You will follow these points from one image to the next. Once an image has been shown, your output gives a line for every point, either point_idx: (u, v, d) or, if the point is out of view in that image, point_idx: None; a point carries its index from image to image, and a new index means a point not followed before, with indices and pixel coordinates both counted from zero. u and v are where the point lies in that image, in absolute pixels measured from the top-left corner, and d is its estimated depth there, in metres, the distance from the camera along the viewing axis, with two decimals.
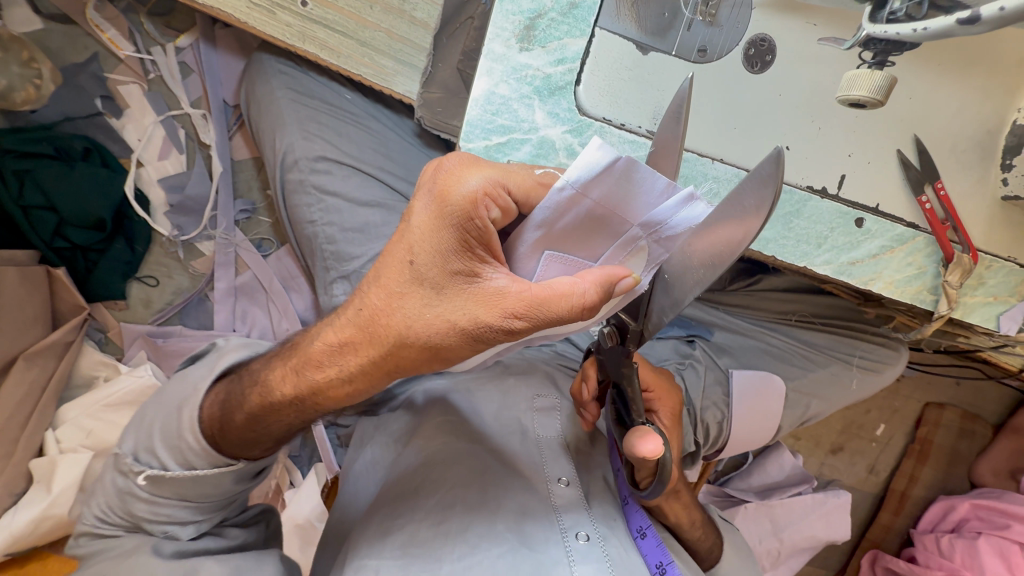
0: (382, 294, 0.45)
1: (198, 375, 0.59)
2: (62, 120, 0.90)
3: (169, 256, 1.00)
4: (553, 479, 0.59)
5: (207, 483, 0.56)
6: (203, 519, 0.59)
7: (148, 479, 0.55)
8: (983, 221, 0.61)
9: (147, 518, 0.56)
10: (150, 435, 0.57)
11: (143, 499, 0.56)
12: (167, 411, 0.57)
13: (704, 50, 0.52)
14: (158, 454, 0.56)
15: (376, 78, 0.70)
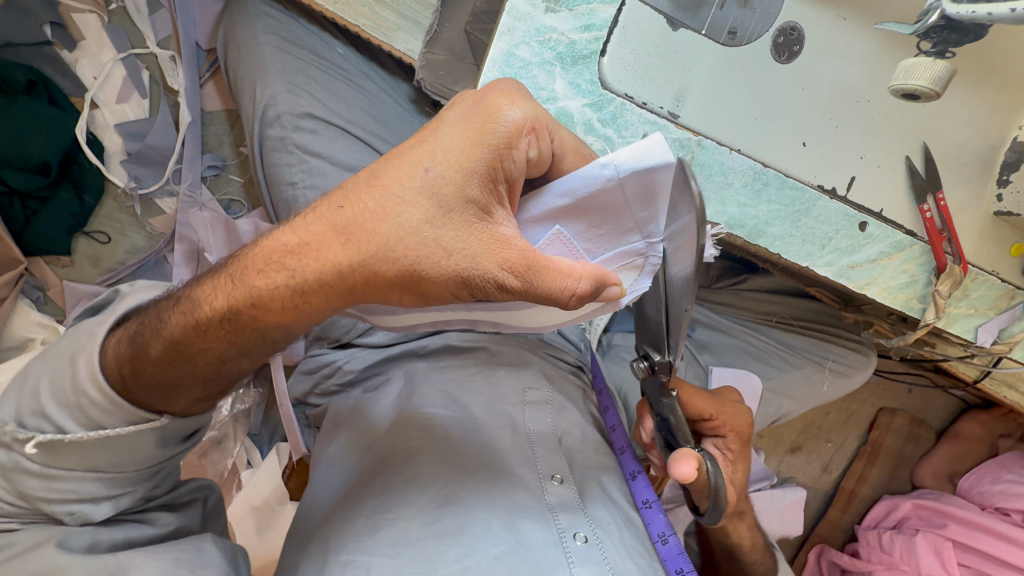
0: (379, 195, 0.39)
1: (93, 322, 0.51)
2: (3, 46, 0.79)
3: (124, 211, 0.90)
4: (546, 476, 0.58)
5: (125, 450, 0.49)
6: (123, 493, 0.52)
7: (39, 446, 0.47)
8: (974, 234, 0.63)
9: (42, 496, 0.48)
10: (37, 396, 0.49)
11: (35, 474, 0.48)
12: (57, 361, 0.50)
13: (734, 33, 0.50)
14: (49, 416, 0.48)
15: (375, 31, 0.65)
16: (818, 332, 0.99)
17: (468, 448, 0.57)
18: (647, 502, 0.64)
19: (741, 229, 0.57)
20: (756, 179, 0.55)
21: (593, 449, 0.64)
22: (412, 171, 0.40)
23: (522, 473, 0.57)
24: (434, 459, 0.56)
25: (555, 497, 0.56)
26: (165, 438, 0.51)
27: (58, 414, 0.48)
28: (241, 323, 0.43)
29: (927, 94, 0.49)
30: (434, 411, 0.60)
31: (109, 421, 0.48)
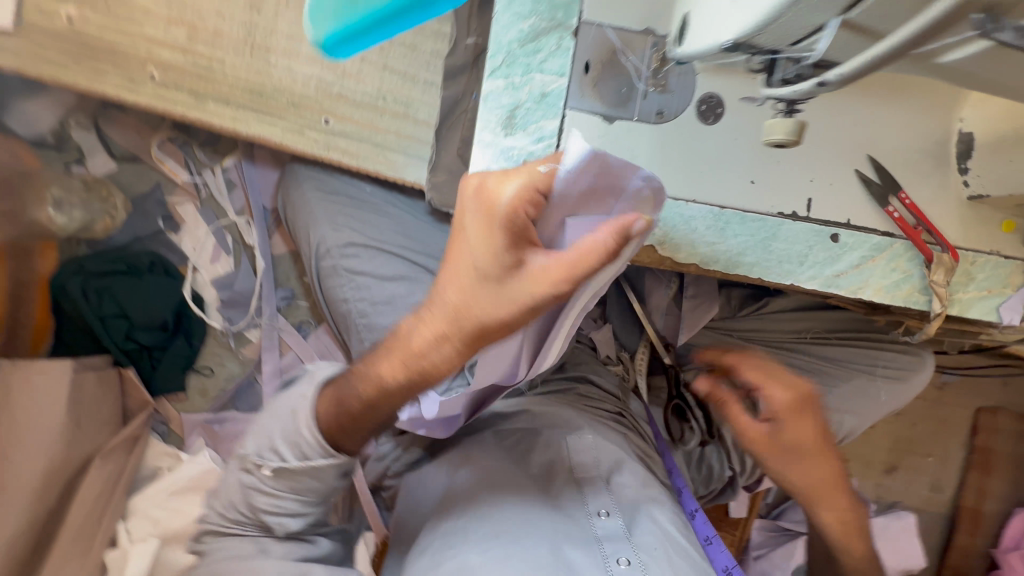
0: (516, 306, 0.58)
1: (299, 391, 0.67)
2: (133, 241, 1.04)
3: (222, 346, 1.11)
4: (595, 513, 0.64)
5: (315, 477, 0.63)
6: (307, 513, 0.67)
7: (269, 470, 0.63)
8: (954, 222, 0.66)
9: (265, 508, 0.65)
10: (270, 436, 0.64)
11: (264, 492, 0.64)
12: (283, 416, 0.65)
13: (660, 113, 0.61)
14: (278, 449, 0.63)
15: (389, 171, 0.80)
16: (859, 342, 0.99)
17: (518, 490, 0.65)
18: (708, 539, 0.72)
19: (716, 264, 0.65)
20: (717, 221, 0.63)
21: (645, 483, 0.68)
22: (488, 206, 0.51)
23: (569, 509, 0.64)
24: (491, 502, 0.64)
25: (599, 528, 0.64)
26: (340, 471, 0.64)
27: (284, 451, 0.63)
28: (414, 371, 0.56)
29: (791, 144, 0.52)
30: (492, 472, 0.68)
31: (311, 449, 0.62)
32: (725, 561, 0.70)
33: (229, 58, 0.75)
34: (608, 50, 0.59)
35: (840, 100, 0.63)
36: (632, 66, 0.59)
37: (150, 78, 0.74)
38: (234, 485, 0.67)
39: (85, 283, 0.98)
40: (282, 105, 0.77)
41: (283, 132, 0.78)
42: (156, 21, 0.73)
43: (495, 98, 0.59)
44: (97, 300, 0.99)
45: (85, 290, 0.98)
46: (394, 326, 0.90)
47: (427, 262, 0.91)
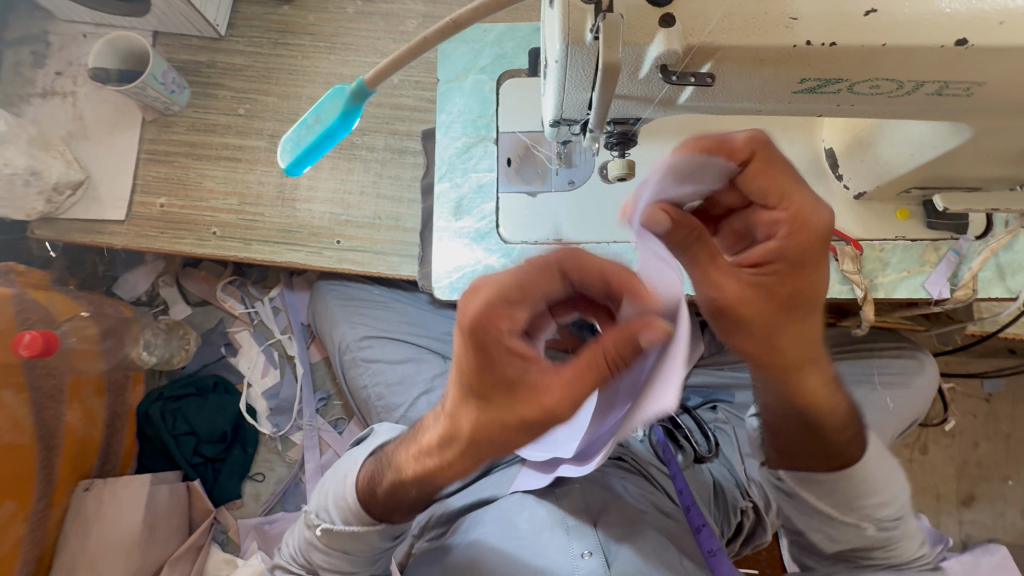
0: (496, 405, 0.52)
1: (354, 457, 0.83)
2: (201, 367, 1.27)
3: (272, 451, 1.26)
4: (578, 554, 0.78)
5: (360, 539, 0.77)
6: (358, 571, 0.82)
7: (324, 531, 0.78)
8: (851, 219, 0.76)
9: (324, 563, 0.81)
10: (327, 499, 0.80)
11: (321, 548, 0.80)
12: (338, 481, 0.80)
13: (572, 181, 0.77)
14: (333, 513, 0.78)
15: (389, 271, 1.00)
16: (850, 352, 1.01)
17: (513, 549, 0.80)
18: (711, 547, 0.86)
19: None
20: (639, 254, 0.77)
21: (626, 526, 0.81)
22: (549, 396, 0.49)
23: (557, 557, 0.78)
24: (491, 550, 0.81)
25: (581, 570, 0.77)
26: (382, 536, 0.78)
27: (334, 512, 0.78)
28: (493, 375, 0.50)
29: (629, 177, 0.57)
30: (489, 531, 0.83)
31: (357, 521, 0.76)
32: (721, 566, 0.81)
33: (267, 211, 1.03)
34: (523, 147, 0.79)
35: None
36: (543, 155, 0.78)
37: (213, 235, 1.02)
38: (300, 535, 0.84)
39: (164, 406, 1.21)
40: (305, 236, 1.02)
41: (306, 255, 1.01)
42: (218, 196, 1.03)
43: (444, 196, 0.80)
44: (172, 421, 1.20)
45: (163, 412, 1.20)
46: (407, 402, 1.03)
47: (431, 342, 1.09)
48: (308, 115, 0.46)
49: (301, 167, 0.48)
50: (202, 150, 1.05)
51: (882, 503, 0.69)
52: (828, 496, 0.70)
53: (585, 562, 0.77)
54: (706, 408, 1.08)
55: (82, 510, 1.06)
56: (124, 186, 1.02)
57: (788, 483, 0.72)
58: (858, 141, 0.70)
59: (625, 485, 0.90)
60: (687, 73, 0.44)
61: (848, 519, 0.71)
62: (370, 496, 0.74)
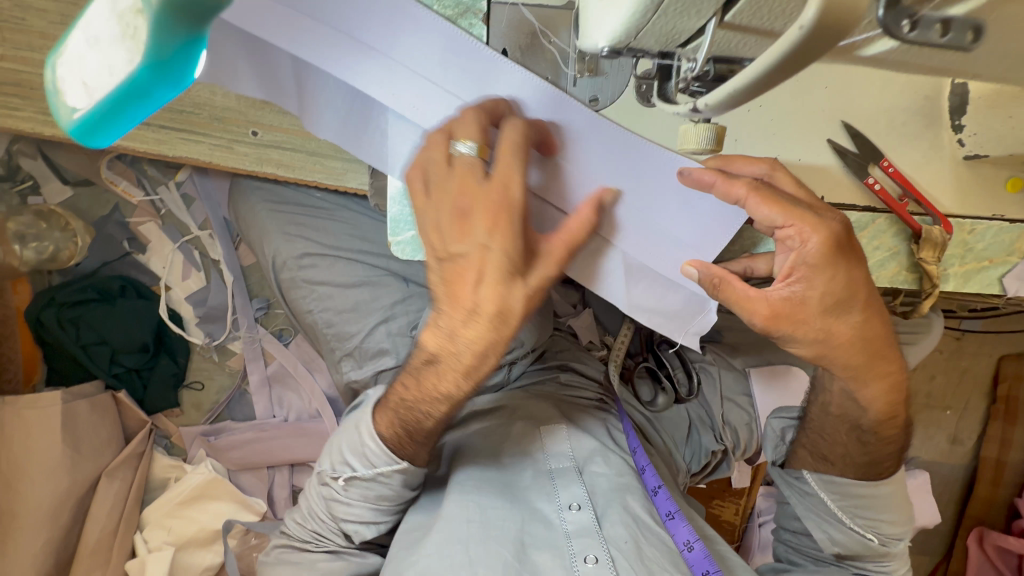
0: (456, 272, 0.51)
1: (355, 418, 0.67)
2: (102, 266, 1.03)
3: (207, 360, 1.12)
4: (565, 506, 0.72)
5: (386, 487, 0.66)
6: (381, 522, 0.71)
7: (345, 480, 0.66)
8: (950, 187, 0.57)
9: (343, 518, 0.68)
10: (341, 449, 0.67)
11: (341, 502, 0.68)
12: (348, 429, 0.68)
13: (595, 100, 0.54)
14: (349, 461, 0.66)
15: (330, 180, 0.75)
16: None
17: (499, 486, 0.74)
18: (670, 514, 0.75)
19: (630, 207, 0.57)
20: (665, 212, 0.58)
21: (613, 475, 0.76)
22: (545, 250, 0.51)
23: (541, 506, 0.73)
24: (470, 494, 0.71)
25: (572, 527, 0.70)
26: (406, 482, 0.66)
27: (352, 459, 0.65)
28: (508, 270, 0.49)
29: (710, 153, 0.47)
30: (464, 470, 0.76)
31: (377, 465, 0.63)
32: (667, 506, 0.76)
33: None
34: (527, 35, 0.53)
35: None
36: (557, 49, 0.53)
37: None
38: (314, 495, 0.71)
39: (59, 313, 0.99)
40: (205, 120, 0.72)
41: (212, 149, 0.73)
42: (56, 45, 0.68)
43: None
44: (76, 331, 0.99)
45: (61, 321, 0.99)
46: (361, 333, 0.88)
47: (389, 265, 0.90)
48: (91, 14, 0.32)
49: (96, 134, 0.35)
50: None
51: (893, 523, 0.70)
52: (847, 500, 0.70)
53: (573, 516, 0.71)
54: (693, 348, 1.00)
55: None
56: None
57: (808, 481, 0.73)
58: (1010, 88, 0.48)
59: (615, 431, 0.86)
60: (904, 13, 0.29)
61: (854, 527, 0.70)
62: (392, 438, 0.62)
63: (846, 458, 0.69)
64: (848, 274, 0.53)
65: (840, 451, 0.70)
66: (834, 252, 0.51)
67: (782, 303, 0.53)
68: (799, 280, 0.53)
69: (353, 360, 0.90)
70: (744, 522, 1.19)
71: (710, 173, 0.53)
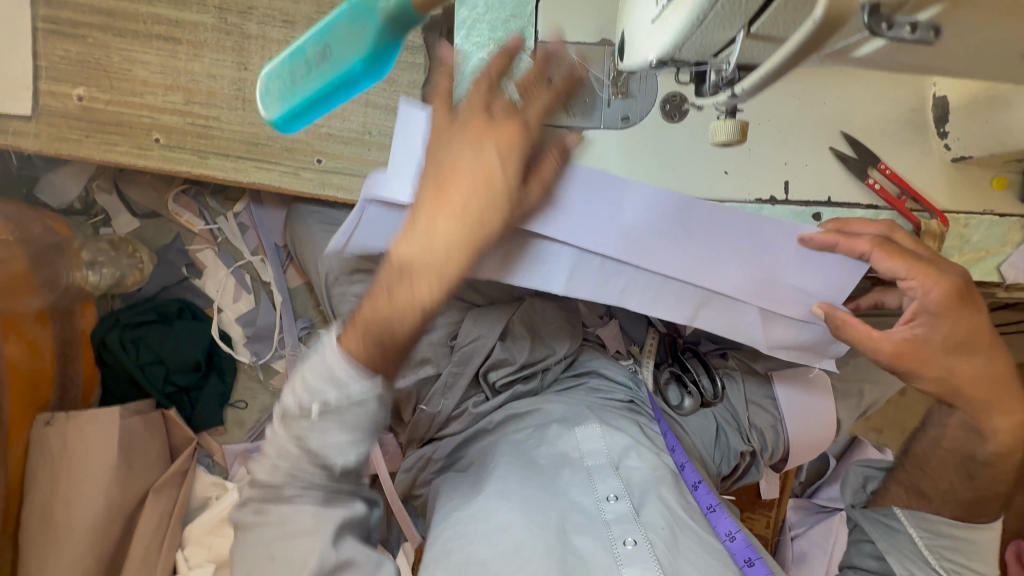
0: (434, 230, 0.53)
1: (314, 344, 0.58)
2: (160, 290, 1.11)
3: (252, 379, 1.18)
4: (603, 498, 0.76)
5: (369, 417, 0.58)
6: (367, 449, 0.62)
7: (317, 415, 0.56)
8: (943, 186, 0.65)
9: (317, 452, 0.58)
10: (304, 379, 0.57)
11: (311, 439, 0.58)
12: (313, 360, 0.57)
13: (626, 117, 0.63)
14: (313, 389, 0.56)
15: None
16: None
17: (540, 483, 0.78)
18: (711, 507, 0.83)
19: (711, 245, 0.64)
20: None
21: (648, 469, 0.80)
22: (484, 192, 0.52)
23: (581, 499, 0.76)
24: (514, 487, 0.76)
25: (611, 514, 0.74)
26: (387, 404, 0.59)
27: (318, 385, 0.56)
28: (444, 271, 0.53)
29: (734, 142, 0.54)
30: (510, 466, 0.80)
31: (351, 389, 0.55)
32: (708, 500, 0.83)
33: (225, 114, 0.81)
34: (568, 66, 0.62)
35: (802, 79, 0.63)
36: (594, 76, 0.62)
37: (156, 142, 0.80)
38: (277, 441, 0.60)
39: (123, 334, 1.06)
40: (277, 151, 0.82)
41: (281, 176, 0.83)
42: (155, 90, 0.79)
43: None
44: (135, 350, 1.07)
45: (123, 341, 1.06)
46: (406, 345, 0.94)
47: None
48: (310, 49, 0.47)
49: (290, 121, 0.50)
50: (125, 22, 0.78)
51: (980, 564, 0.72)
52: (942, 542, 0.73)
53: (611, 506, 0.75)
54: (716, 355, 1.05)
55: (47, 446, 0.97)
56: (23, 70, 0.77)
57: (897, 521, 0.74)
58: (988, 98, 0.58)
59: (647, 429, 0.90)
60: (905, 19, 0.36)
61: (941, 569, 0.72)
62: (362, 352, 0.55)
63: (946, 494, 0.73)
64: (968, 319, 0.62)
65: (942, 487, 0.74)
66: (958, 301, 0.61)
67: (905, 342, 0.62)
68: (922, 324, 0.62)
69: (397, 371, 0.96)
70: (776, 535, 1.18)
71: (831, 236, 0.62)
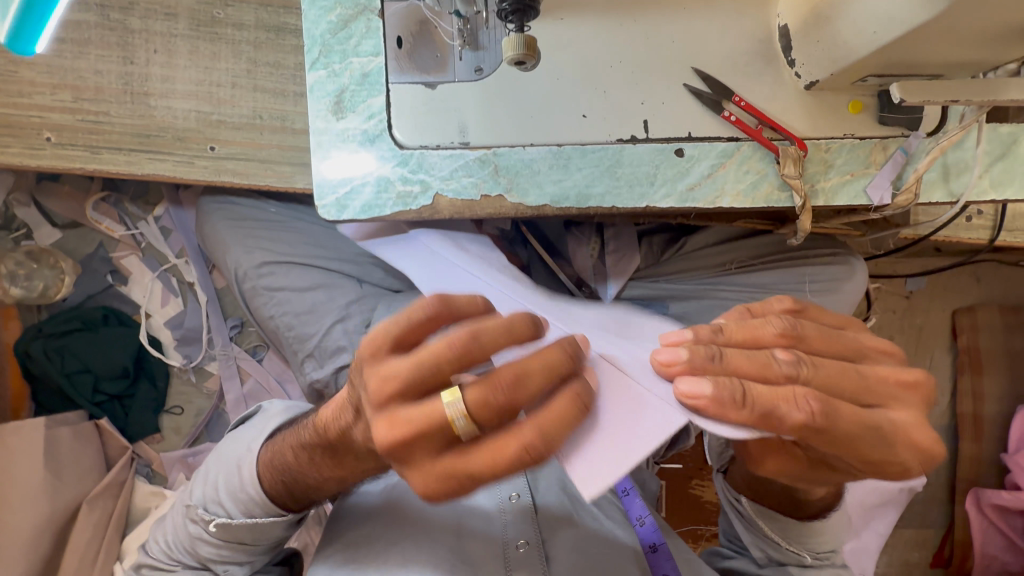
0: (435, 456, 0.47)
1: (248, 438, 0.73)
2: (86, 299, 1.11)
3: (186, 383, 1.17)
4: (506, 497, 0.76)
5: (263, 530, 0.70)
6: (253, 560, 0.74)
7: (217, 525, 0.69)
8: (800, 113, 0.66)
9: (213, 556, 0.72)
10: (215, 489, 0.71)
11: (211, 543, 0.71)
12: (227, 467, 0.71)
13: (479, 69, 0.64)
14: (223, 504, 0.70)
15: (280, 183, 0.84)
16: (786, 261, 0.98)
17: None
18: (626, 491, 0.83)
19: (568, 201, 0.65)
20: (558, 158, 0.65)
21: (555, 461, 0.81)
22: (403, 420, 0.47)
23: (484, 496, 0.76)
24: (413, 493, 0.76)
25: (512, 513, 0.75)
26: (289, 523, 0.71)
27: (228, 504, 0.69)
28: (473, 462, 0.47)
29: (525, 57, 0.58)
30: None
31: (256, 513, 0.68)
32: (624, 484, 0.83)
33: (114, 109, 0.82)
34: (416, 23, 0.64)
35: (650, 21, 0.65)
36: (444, 31, 0.64)
37: (47, 141, 0.81)
38: (180, 525, 0.74)
39: (46, 344, 1.06)
40: (169, 141, 0.83)
41: (175, 165, 0.83)
42: (43, 89, 0.81)
43: (320, 87, 0.63)
44: (60, 360, 1.06)
45: (46, 351, 1.05)
46: (319, 330, 0.94)
47: (343, 267, 0.97)
48: None
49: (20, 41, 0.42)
50: None
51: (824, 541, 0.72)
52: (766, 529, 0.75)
53: (513, 505, 0.76)
54: None
55: None
56: None
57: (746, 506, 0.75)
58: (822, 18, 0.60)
59: None
60: None
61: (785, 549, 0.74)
62: (273, 491, 0.67)
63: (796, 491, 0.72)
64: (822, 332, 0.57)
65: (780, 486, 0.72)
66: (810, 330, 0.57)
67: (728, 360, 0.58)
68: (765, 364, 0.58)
69: (313, 358, 0.95)
70: None
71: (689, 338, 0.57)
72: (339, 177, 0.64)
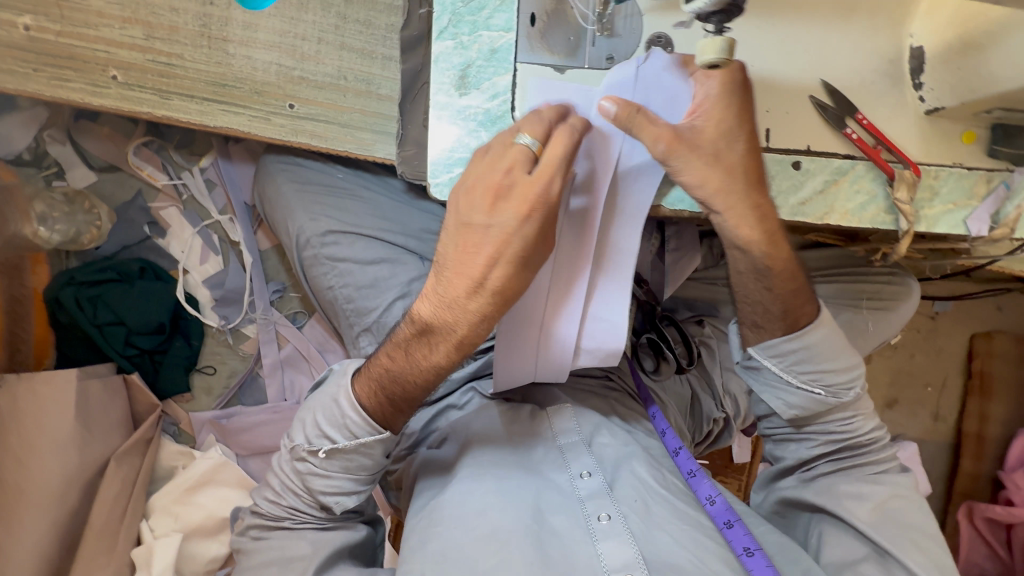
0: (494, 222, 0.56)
1: (334, 384, 0.70)
2: (121, 249, 1.06)
3: (221, 344, 1.13)
4: (576, 475, 0.75)
5: (368, 453, 0.69)
6: (363, 491, 0.73)
7: (326, 453, 0.68)
8: (917, 138, 0.66)
9: (322, 490, 0.70)
10: (315, 422, 0.69)
11: (320, 475, 0.70)
12: (325, 404, 0.70)
13: (611, 57, 0.61)
14: (328, 435, 0.68)
15: (359, 150, 0.81)
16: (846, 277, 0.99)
17: (517, 457, 0.77)
18: (692, 472, 0.81)
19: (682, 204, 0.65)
20: None
21: (619, 444, 0.79)
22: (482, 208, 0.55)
23: (554, 475, 0.76)
24: (490, 470, 0.75)
25: (584, 490, 0.73)
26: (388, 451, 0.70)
27: (334, 433, 0.68)
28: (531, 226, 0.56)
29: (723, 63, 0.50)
30: (485, 445, 0.78)
31: (361, 434, 0.67)
32: (689, 465, 0.82)
33: (189, 52, 0.76)
34: (551, 2, 0.61)
35: (786, 28, 0.64)
36: (578, 12, 0.61)
37: (113, 80, 0.75)
38: (285, 469, 0.72)
39: (78, 293, 1.01)
40: (245, 93, 0.78)
41: (250, 120, 0.79)
42: (111, 22, 0.74)
43: (446, 60, 0.61)
44: (93, 309, 1.01)
45: (78, 299, 1.00)
46: (381, 305, 0.91)
47: (408, 242, 0.94)
48: None
49: None
50: None
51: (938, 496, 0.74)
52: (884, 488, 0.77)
53: (585, 483, 0.74)
54: (693, 323, 1.04)
55: None
56: None
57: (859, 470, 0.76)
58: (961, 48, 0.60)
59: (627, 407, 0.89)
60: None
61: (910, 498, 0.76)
62: (377, 407, 0.67)
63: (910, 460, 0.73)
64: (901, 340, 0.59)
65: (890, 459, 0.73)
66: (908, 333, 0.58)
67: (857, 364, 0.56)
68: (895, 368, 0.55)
69: (370, 333, 0.93)
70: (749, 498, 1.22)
71: None
72: (455, 156, 0.61)
